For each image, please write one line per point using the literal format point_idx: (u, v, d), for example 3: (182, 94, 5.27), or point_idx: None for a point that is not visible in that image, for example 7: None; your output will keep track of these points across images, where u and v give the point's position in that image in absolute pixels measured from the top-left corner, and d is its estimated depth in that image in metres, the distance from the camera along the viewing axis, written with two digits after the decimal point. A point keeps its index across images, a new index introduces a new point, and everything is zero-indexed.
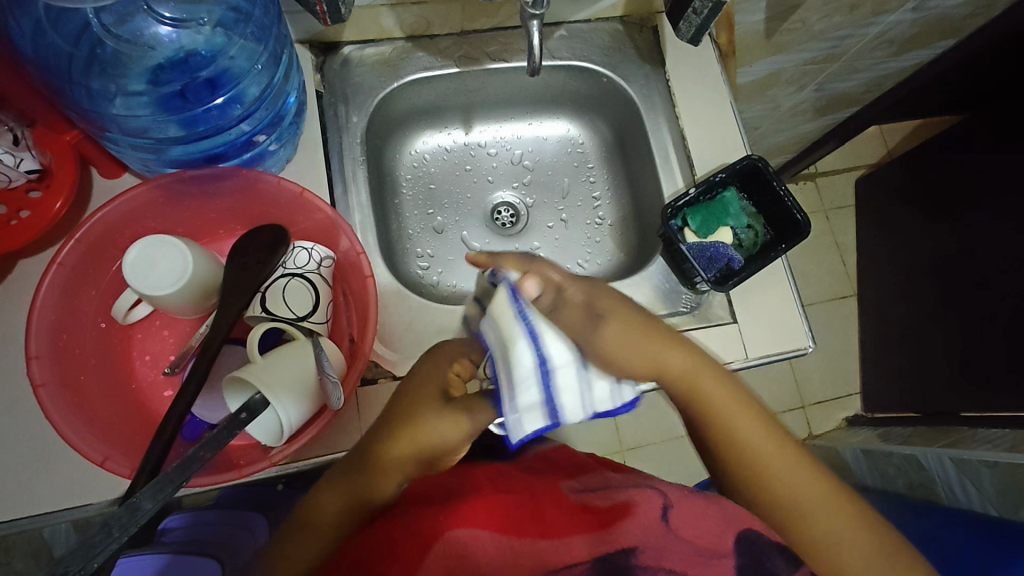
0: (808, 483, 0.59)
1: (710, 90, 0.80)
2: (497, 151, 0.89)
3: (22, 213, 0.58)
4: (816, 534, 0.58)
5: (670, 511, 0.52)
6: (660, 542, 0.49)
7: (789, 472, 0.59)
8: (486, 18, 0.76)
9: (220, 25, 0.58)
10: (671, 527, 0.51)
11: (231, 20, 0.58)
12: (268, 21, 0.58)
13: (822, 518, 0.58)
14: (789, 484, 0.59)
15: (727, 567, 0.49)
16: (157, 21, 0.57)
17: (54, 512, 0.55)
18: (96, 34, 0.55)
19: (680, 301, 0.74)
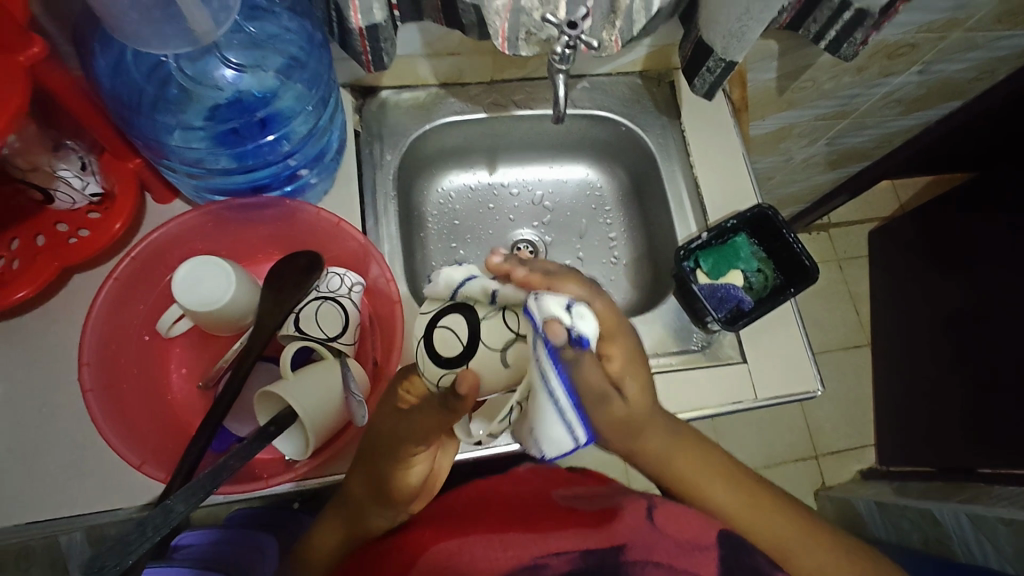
0: (719, 473, 0.64)
1: (723, 142, 0.85)
2: (519, 192, 0.94)
3: (81, 231, 0.64)
4: (749, 526, 0.62)
5: (654, 511, 0.54)
6: (646, 539, 0.50)
7: (698, 469, 0.64)
8: (515, 70, 0.83)
9: (279, 71, 0.64)
10: (655, 525, 0.52)
11: (288, 67, 0.64)
12: (321, 70, 0.65)
13: (746, 506, 0.63)
14: (705, 485, 0.63)
15: (710, 557, 0.50)
16: (222, 63, 0.62)
17: (84, 515, 0.58)
18: (167, 72, 0.61)
19: (692, 339, 0.77)
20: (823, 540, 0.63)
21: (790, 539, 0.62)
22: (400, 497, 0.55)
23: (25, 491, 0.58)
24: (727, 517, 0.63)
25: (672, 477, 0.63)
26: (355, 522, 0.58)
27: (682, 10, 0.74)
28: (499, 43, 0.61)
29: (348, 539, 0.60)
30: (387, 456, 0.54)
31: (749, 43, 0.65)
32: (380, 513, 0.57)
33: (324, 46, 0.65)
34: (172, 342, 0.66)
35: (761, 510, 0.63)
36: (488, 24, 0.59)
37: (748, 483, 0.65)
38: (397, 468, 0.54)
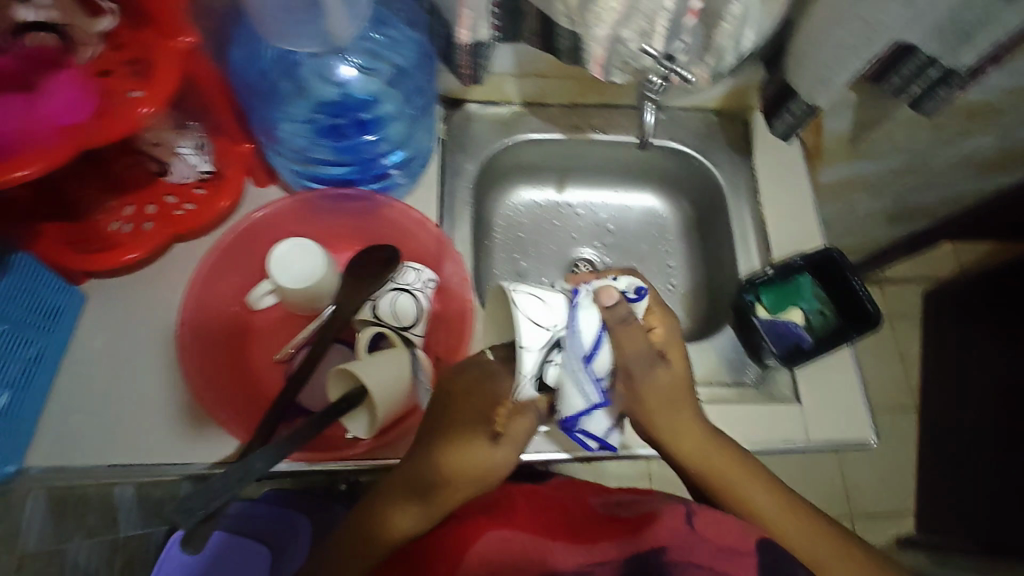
0: (736, 461, 0.62)
1: (792, 183, 0.86)
2: (584, 213, 0.96)
3: (187, 205, 0.70)
4: (763, 514, 0.60)
5: (694, 516, 0.52)
6: (686, 543, 0.50)
7: (713, 456, 0.62)
8: (596, 95, 0.87)
9: (388, 79, 0.69)
10: (694, 529, 0.51)
11: (397, 77, 0.69)
12: (424, 85, 0.71)
13: (763, 494, 0.61)
14: (721, 470, 0.62)
15: (751, 564, 0.49)
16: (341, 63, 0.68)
17: (160, 466, 0.62)
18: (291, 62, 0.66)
19: (746, 373, 0.78)
20: (848, 543, 0.59)
21: (812, 533, 0.59)
22: (454, 491, 0.53)
23: (112, 437, 0.63)
24: (739, 501, 0.61)
25: (683, 456, 0.63)
26: (391, 532, 0.54)
27: (768, 54, 0.76)
28: (594, 68, 0.65)
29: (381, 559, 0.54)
30: (442, 440, 0.53)
31: (835, 90, 0.68)
32: (422, 510, 0.54)
33: (433, 57, 0.71)
34: (255, 317, 0.71)
35: (778, 500, 0.61)
36: (586, 50, 0.63)
37: (764, 474, 0.62)
38: (457, 449, 0.52)
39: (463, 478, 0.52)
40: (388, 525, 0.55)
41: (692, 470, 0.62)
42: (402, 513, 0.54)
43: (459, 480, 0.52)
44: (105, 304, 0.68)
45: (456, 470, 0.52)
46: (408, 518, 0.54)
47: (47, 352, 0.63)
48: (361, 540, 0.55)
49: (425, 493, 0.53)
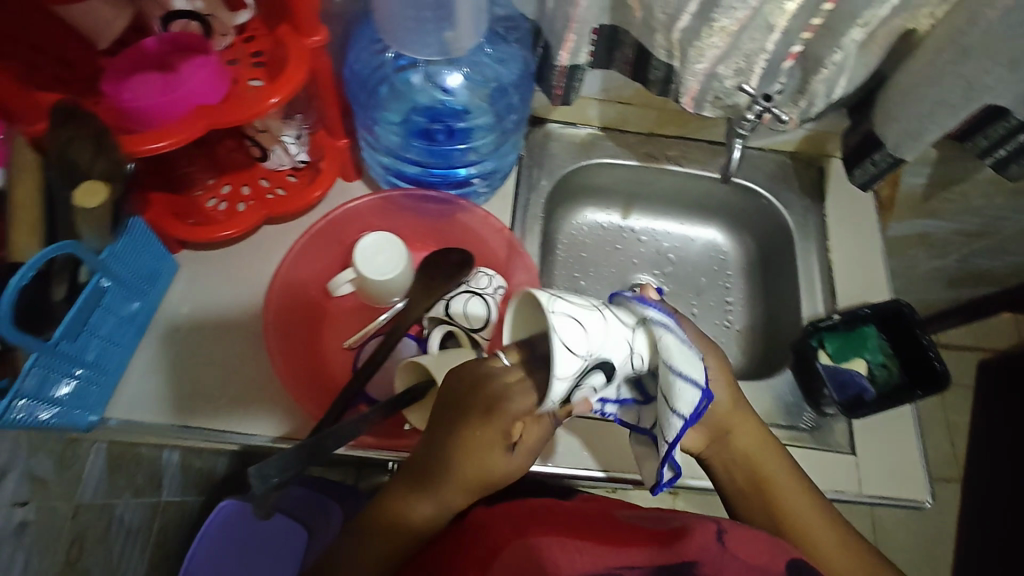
0: (771, 451, 0.63)
1: (863, 233, 0.86)
2: (646, 239, 0.97)
3: (278, 189, 0.73)
4: (787, 512, 0.60)
5: (726, 533, 0.50)
6: (716, 561, 0.47)
7: (750, 441, 0.63)
8: (674, 127, 0.89)
9: (489, 95, 0.71)
10: (725, 548, 0.49)
11: (496, 94, 0.71)
12: (520, 105, 0.72)
13: (791, 492, 0.61)
14: (757, 458, 0.62)
15: None
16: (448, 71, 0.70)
17: (228, 433, 0.66)
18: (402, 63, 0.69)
19: (801, 417, 0.77)
20: (863, 555, 0.58)
21: (831, 544, 0.58)
22: (468, 490, 0.53)
23: (189, 400, 0.67)
24: (767, 497, 0.61)
25: (727, 439, 0.63)
26: (405, 523, 0.55)
27: (853, 103, 0.77)
28: (685, 101, 0.66)
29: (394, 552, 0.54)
30: (444, 439, 0.53)
31: (923, 145, 0.68)
32: (434, 506, 0.54)
33: (529, 84, 0.71)
34: (330, 302, 0.74)
35: (804, 499, 0.61)
36: (681, 84, 0.64)
37: (796, 471, 0.63)
38: (461, 453, 0.52)
39: (468, 482, 0.52)
40: (404, 513, 0.55)
41: (729, 456, 0.63)
42: (418, 501, 0.55)
43: (466, 482, 0.53)
44: (194, 275, 0.72)
45: (461, 476, 0.52)
46: (423, 512, 0.55)
47: (142, 313, 0.67)
48: (376, 531, 0.55)
49: (428, 478, 0.54)
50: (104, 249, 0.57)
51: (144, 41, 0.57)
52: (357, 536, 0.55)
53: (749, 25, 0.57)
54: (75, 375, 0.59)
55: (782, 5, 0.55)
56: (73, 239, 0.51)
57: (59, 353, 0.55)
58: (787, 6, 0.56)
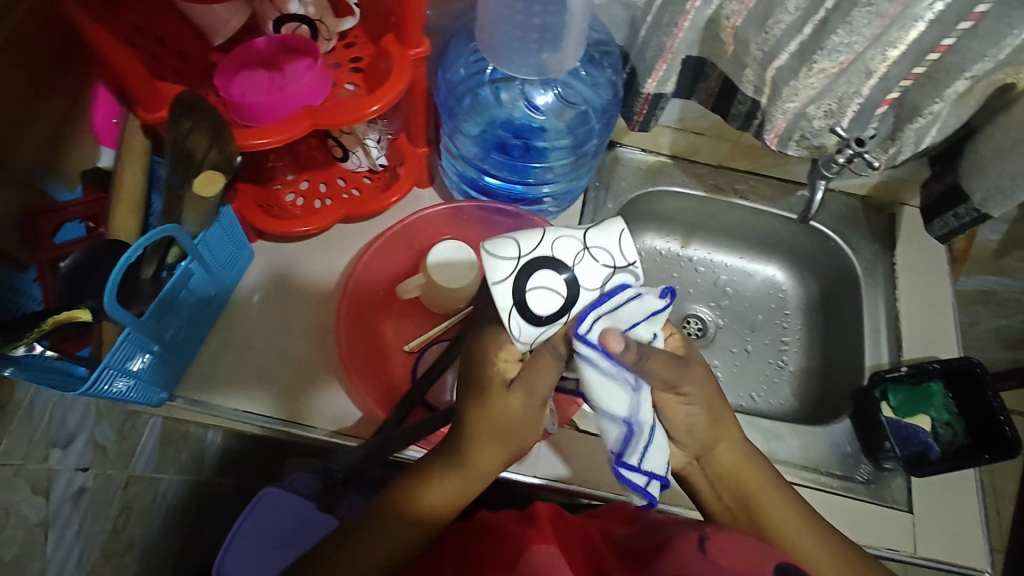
0: (752, 467, 0.59)
1: (934, 285, 0.84)
2: (703, 270, 0.96)
3: (354, 190, 0.75)
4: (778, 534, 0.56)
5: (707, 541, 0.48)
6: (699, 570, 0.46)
7: (733, 456, 0.58)
8: (747, 162, 0.89)
9: (570, 121, 0.72)
10: (709, 557, 0.47)
11: (577, 121, 0.72)
12: (600, 132, 0.72)
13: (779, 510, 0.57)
14: (739, 473, 0.58)
15: None
16: (533, 92, 0.71)
17: (287, 424, 0.67)
18: (490, 79, 0.71)
19: (857, 469, 0.75)
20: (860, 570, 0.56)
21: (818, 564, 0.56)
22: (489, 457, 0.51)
23: (252, 387, 0.68)
24: (756, 519, 0.57)
25: (707, 458, 0.58)
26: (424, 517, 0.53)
27: (936, 153, 0.76)
28: (769, 138, 0.66)
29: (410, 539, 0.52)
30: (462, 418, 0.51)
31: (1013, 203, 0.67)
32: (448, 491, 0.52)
33: (613, 115, 0.71)
34: (393, 302, 0.75)
35: (793, 514, 0.58)
36: (768, 121, 0.64)
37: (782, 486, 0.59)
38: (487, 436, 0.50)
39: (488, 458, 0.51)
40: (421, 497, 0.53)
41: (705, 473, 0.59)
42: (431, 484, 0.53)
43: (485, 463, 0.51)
44: (265, 265, 0.74)
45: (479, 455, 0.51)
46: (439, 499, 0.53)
47: (218, 298, 0.69)
48: (386, 524, 0.52)
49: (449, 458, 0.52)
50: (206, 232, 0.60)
51: (255, 40, 0.58)
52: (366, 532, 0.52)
53: (848, 69, 0.57)
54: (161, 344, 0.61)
55: (886, 51, 0.55)
56: (176, 223, 0.53)
57: (145, 330, 0.57)
58: (891, 53, 0.55)
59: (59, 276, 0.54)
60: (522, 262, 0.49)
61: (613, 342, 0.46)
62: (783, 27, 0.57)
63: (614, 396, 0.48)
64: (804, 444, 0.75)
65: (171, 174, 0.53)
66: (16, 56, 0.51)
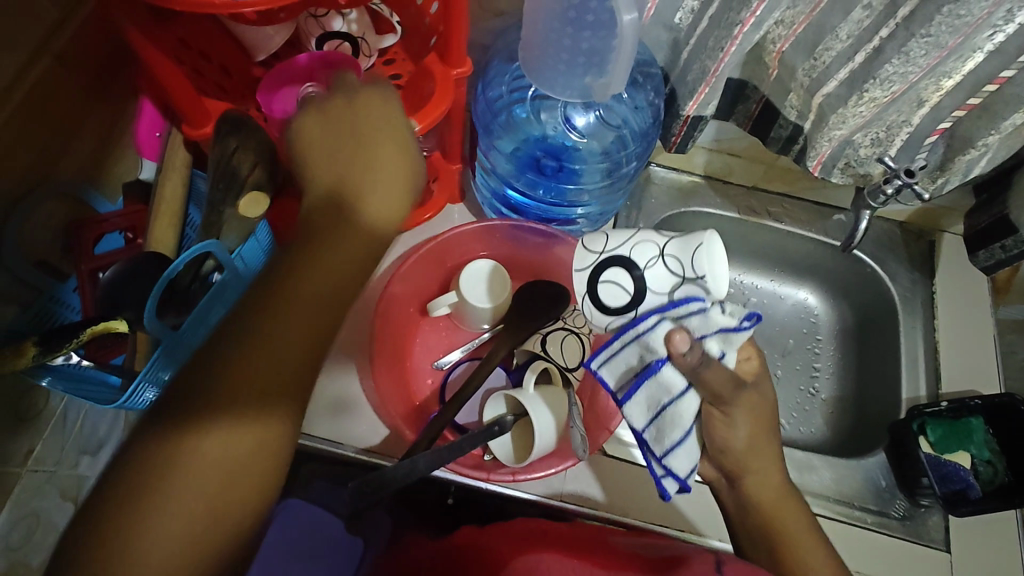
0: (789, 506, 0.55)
1: (974, 317, 0.82)
2: (733, 292, 0.94)
3: None
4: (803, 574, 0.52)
5: (725, 564, 0.46)
6: None
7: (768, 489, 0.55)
8: (781, 184, 0.87)
9: (606, 145, 0.71)
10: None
11: (613, 147, 0.71)
12: (635, 158, 0.72)
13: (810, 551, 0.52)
14: (774, 510, 0.54)
15: None
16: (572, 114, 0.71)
17: (311, 438, 0.66)
18: (530, 97, 0.70)
19: (893, 505, 0.72)
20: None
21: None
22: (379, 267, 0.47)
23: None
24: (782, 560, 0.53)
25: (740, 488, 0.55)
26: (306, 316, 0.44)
27: (983, 183, 0.74)
28: (812, 164, 0.64)
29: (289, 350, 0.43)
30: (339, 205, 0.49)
31: None
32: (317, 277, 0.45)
33: (651, 139, 0.71)
34: (423, 318, 0.74)
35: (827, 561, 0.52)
36: (812, 147, 0.62)
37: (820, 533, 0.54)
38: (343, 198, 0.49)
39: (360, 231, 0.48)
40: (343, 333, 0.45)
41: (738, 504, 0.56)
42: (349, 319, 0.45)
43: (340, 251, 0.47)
44: None
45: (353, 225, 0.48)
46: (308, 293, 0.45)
47: None
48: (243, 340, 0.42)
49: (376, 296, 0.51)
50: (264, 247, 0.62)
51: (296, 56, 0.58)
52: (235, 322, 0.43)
53: (899, 98, 0.55)
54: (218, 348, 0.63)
55: (940, 82, 0.54)
56: (216, 239, 0.52)
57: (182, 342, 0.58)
58: (945, 83, 0.54)
59: (100, 287, 0.55)
60: (602, 257, 0.54)
61: (676, 342, 0.48)
62: (833, 55, 0.55)
63: (655, 384, 0.50)
64: (839, 477, 0.73)
65: (214, 190, 0.53)
66: (67, 71, 0.52)
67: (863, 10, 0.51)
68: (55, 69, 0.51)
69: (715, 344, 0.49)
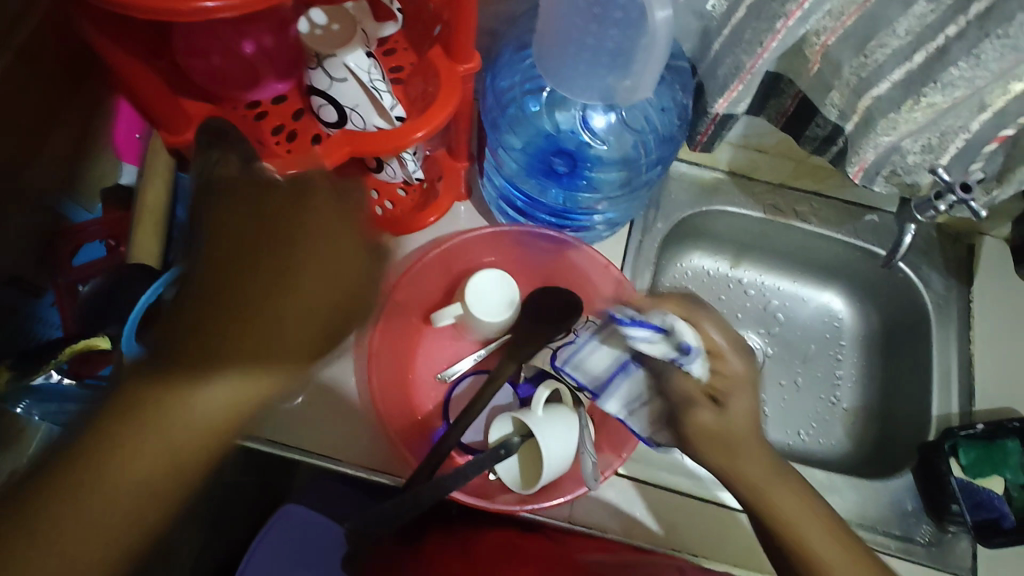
0: (800, 503, 0.51)
1: (1013, 328, 0.77)
2: (754, 293, 0.89)
3: (386, 203, 0.68)
4: None
5: None
6: None
7: (792, 502, 0.51)
8: (811, 181, 0.81)
9: (627, 148, 0.66)
10: None
11: (636, 151, 0.66)
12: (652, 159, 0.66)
13: None
14: (772, 510, 0.51)
15: None
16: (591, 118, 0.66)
17: (264, 443, 0.62)
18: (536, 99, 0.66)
19: (918, 530, 0.68)
20: None
21: None
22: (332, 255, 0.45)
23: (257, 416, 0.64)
24: None
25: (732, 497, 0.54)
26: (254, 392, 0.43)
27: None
28: (853, 171, 0.58)
29: (178, 460, 0.41)
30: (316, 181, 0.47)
31: None
32: (247, 391, 0.43)
33: (677, 142, 0.66)
34: (425, 325, 0.70)
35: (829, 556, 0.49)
36: (855, 152, 0.57)
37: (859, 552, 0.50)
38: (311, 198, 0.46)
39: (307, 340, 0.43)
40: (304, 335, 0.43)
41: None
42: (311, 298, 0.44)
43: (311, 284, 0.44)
44: None
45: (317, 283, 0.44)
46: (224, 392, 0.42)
47: None
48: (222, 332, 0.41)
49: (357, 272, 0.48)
50: None
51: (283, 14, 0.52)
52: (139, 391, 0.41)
53: (960, 104, 0.50)
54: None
55: (1008, 86, 0.48)
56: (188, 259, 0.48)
57: None
58: (1013, 87, 0.48)
59: (79, 302, 0.52)
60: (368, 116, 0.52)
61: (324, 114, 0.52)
62: (888, 53, 0.50)
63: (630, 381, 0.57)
64: (865, 495, 0.70)
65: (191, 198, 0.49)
66: (28, 69, 0.47)
67: (928, 3, 0.45)
68: (17, 68, 0.46)
69: (340, 94, 0.51)
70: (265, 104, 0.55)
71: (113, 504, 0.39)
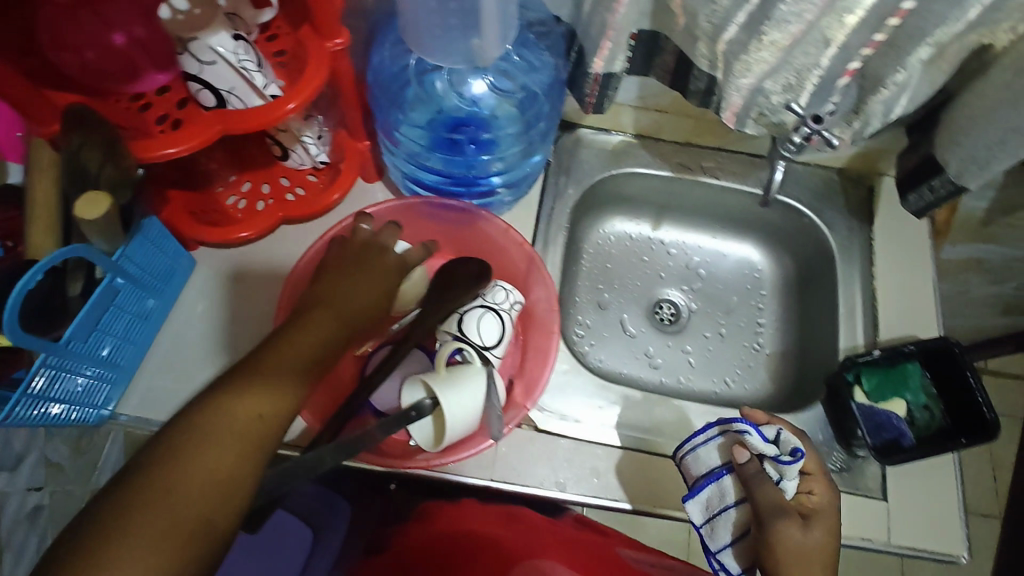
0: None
1: (912, 260, 0.80)
2: (676, 253, 0.92)
3: (298, 189, 0.72)
4: None
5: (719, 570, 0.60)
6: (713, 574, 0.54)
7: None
8: (711, 138, 0.85)
9: (517, 103, 0.69)
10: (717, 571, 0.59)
11: (525, 104, 0.69)
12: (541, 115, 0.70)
13: None
14: None
15: None
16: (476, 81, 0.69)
17: None
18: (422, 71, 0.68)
19: (830, 457, 0.72)
20: None
21: None
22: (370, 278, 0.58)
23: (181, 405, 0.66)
24: None
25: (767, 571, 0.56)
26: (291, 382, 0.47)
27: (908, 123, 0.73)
28: (726, 116, 0.61)
29: (209, 499, 0.39)
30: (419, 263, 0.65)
31: (989, 173, 0.64)
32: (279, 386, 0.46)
33: (563, 95, 0.69)
34: None
35: None
36: (723, 98, 0.60)
37: None
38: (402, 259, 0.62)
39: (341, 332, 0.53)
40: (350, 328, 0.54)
41: None
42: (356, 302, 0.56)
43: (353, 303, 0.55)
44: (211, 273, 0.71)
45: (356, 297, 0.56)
46: (287, 406, 0.46)
47: (154, 314, 0.67)
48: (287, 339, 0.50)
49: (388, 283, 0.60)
50: (125, 318, 0.63)
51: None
52: (261, 367, 0.47)
53: (802, 40, 0.53)
54: (88, 374, 0.59)
55: (842, 18, 0.51)
56: (86, 243, 0.52)
57: (69, 354, 0.55)
58: (847, 19, 0.50)
59: None
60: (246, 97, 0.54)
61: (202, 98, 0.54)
62: None
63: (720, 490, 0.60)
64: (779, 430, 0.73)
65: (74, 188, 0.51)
66: None
67: None
68: None
69: (210, 75, 0.52)
70: (149, 96, 0.55)
71: (152, 525, 0.36)
